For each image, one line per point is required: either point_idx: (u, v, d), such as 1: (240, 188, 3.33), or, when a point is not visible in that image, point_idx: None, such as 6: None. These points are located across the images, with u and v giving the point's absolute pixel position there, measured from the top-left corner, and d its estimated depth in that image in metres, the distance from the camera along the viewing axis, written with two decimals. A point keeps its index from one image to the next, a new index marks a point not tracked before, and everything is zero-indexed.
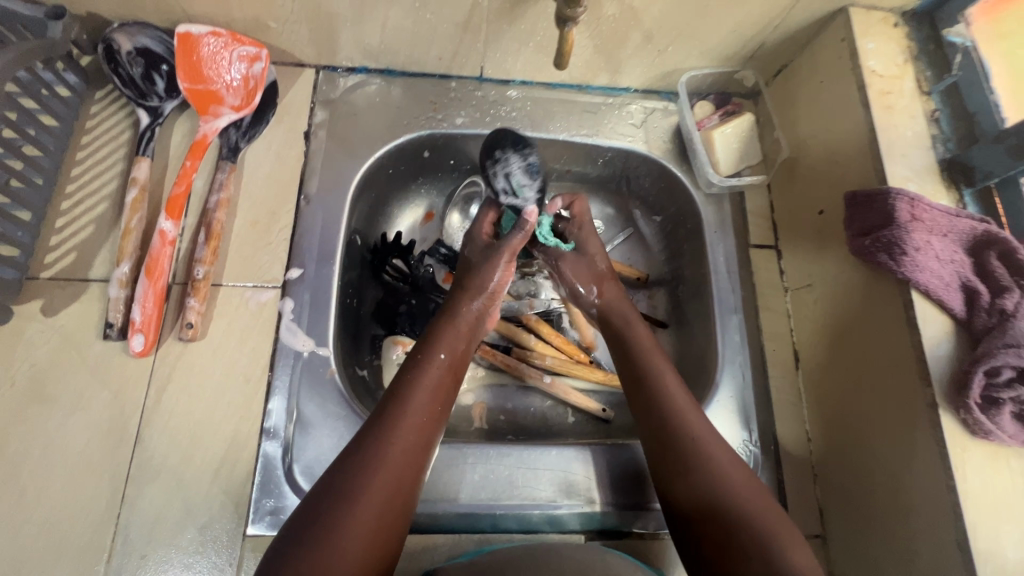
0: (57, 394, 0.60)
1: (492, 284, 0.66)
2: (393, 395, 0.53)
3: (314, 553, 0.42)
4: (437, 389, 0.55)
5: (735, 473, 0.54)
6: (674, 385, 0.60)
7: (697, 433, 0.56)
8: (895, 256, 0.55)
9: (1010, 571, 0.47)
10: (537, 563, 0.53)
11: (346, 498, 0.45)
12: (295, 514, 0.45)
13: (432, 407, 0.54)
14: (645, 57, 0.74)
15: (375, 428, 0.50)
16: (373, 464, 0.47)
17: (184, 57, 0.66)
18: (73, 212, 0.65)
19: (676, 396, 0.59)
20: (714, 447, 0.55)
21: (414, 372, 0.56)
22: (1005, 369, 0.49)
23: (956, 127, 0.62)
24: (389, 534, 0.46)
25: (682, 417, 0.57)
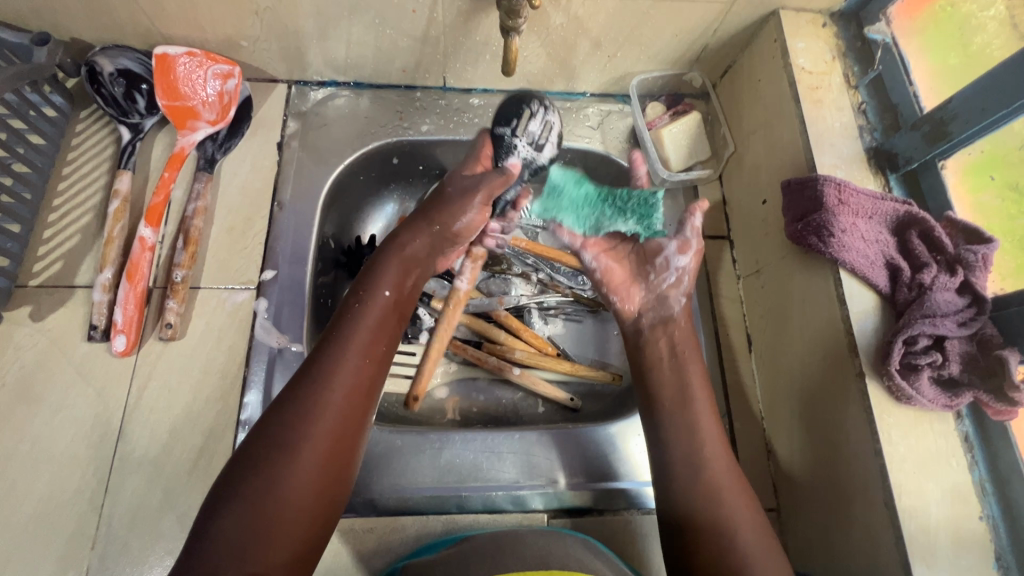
0: (45, 394, 0.63)
1: (458, 225, 0.66)
2: (332, 337, 0.55)
3: (253, 501, 0.45)
4: (378, 329, 0.57)
5: (759, 533, 0.52)
6: (708, 432, 0.58)
7: (727, 494, 0.54)
8: (824, 238, 0.59)
9: (933, 526, 0.50)
10: (499, 560, 0.55)
11: (283, 444, 0.47)
12: (235, 457, 0.48)
13: (374, 345, 0.56)
14: (597, 63, 0.79)
15: (314, 374, 0.52)
16: (310, 409, 0.49)
17: (161, 78, 0.72)
18: (60, 223, 0.69)
19: (710, 449, 0.56)
20: (739, 506, 0.53)
21: (353, 311, 0.57)
22: (922, 338, 0.54)
23: (881, 117, 0.66)
24: (330, 475, 0.49)
25: (713, 470, 0.55)
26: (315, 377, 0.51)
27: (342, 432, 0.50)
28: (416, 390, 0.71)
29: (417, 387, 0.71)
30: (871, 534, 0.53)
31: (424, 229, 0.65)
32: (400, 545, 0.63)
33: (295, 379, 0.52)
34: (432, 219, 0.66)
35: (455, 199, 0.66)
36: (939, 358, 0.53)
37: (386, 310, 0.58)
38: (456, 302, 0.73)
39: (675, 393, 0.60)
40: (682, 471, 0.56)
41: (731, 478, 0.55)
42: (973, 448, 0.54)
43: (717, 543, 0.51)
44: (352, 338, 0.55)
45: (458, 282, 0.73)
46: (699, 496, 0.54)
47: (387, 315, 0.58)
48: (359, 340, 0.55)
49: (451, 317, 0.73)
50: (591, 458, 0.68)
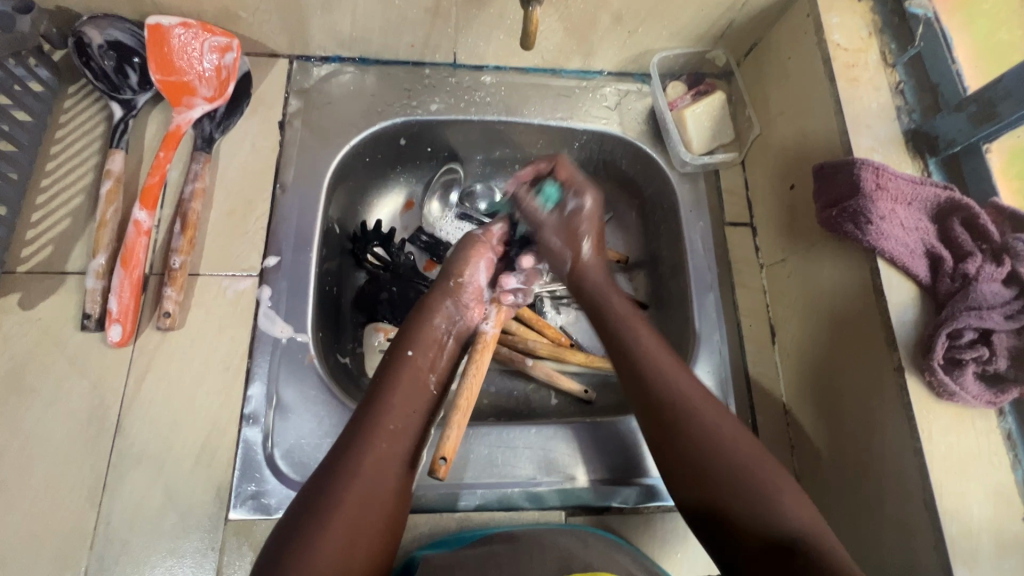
0: (36, 385, 0.60)
1: (467, 275, 0.66)
2: (366, 406, 0.54)
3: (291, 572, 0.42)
4: (410, 394, 0.55)
5: (733, 437, 0.52)
6: (653, 346, 0.59)
7: (695, 406, 0.54)
8: (861, 225, 0.56)
9: (976, 528, 0.48)
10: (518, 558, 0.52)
11: (320, 513, 0.45)
12: (275, 530, 0.46)
13: (407, 410, 0.54)
14: (616, 39, 0.75)
15: (347, 441, 0.50)
16: (347, 477, 0.48)
17: (154, 49, 0.67)
18: (49, 206, 0.65)
19: (664, 366, 0.57)
20: (707, 415, 0.54)
21: (386, 377, 0.56)
22: (968, 331, 0.51)
23: (921, 97, 0.62)
24: (371, 541, 0.46)
25: (671, 385, 0.56)
26: (351, 445, 0.50)
27: (379, 499, 0.48)
28: (442, 449, 0.55)
29: (442, 446, 0.55)
30: (908, 534, 0.51)
31: (442, 292, 0.64)
32: (412, 544, 0.60)
33: (332, 451, 0.50)
34: (445, 280, 0.65)
35: (463, 258, 0.67)
36: (986, 353, 0.51)
37: (417, 373, 0.57)
38: (486, 343, 0.63)
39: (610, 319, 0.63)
40: (648, 398, 0.56)
41: (694, 391, 0.55)
42: (1016, 447, 0.51)
43: (698, 467, 0.51)
44: (386, 406, 0.53)
45: (483, 326, 0.64)
46: (672, 408, 0.54)
47: (419, 380, 0.57)
48: (393, 407, 0.53)
49: (481, 360, 0.62)
50: (609, 451, 0.66)
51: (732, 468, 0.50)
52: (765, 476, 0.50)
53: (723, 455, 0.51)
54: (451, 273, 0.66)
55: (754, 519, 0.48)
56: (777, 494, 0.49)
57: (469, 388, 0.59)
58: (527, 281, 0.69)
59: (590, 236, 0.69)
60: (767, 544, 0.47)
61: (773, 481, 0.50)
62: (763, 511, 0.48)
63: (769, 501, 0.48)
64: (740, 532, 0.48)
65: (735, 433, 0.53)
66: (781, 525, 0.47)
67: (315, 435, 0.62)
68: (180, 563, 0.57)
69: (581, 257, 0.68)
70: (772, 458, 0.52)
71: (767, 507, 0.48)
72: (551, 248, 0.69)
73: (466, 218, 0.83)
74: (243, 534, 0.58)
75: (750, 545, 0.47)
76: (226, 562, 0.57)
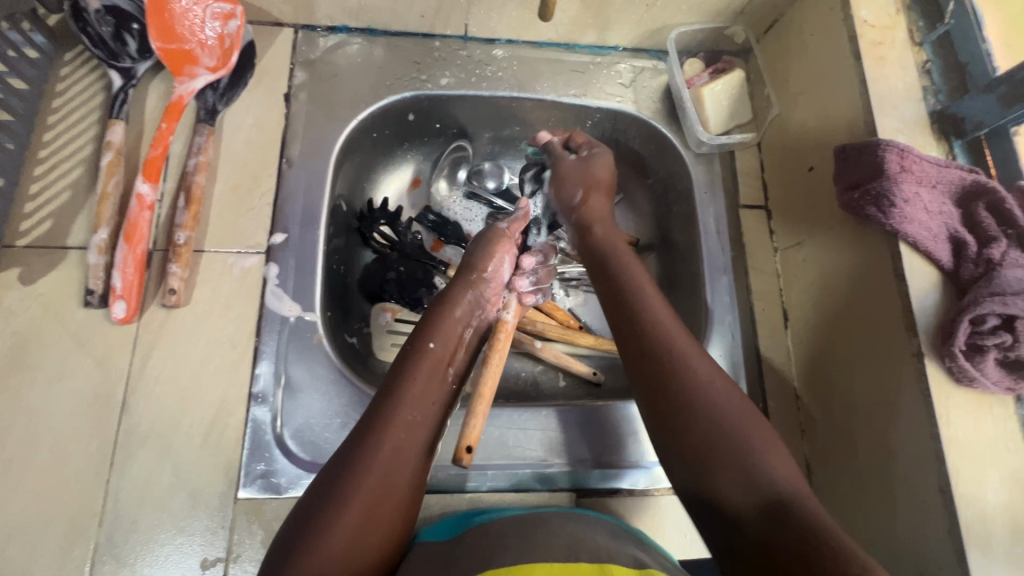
0: (39, 362, 0.59)
1: (489, 269, 0.64)
2: (384, 396, 0.52)
3: (304, 560, 0.41)
4: (430, 386, 0.54)
5: (724, 396, 0.48)
6: (654, 301, 0.56)
7: (680, 351, 0.51)
8: (884, 208, 0.55)
9: (991, 514, 0.48)
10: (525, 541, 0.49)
11: (336, 504, 0.44)
12: (289, 518, 0.45)
13: (426, 402, 0.53)
14: (634, 12, 0.73)
15: (366, 431, 0.49)
16: (364, 467, 0.46)
17: (155, 16, 0.64)
18: (47, 178, 0.63)
19: (659, 313, 0.55)
20: (699, 372, 0.50)
21: (404, 367, 0.54)
22: (991, 317, 0.49)
23: (948, 78, 0.61)
24: (384, 534, 0.46)
25: (662, 330, 0.53)
26: (370, 433, 0.48)
27: (396, 491, 0.47)
28: (468, 438, 0.55)
29: (466, 436, 0.55)
30: (921, 517, 0.51)
31: (465, 284, 0.63)
32: (423, 524, 0.61)
33: (347, 441, 0.49)
34: (465, 274, 0.64)
35: (486, 251, 0.65)
36: (1008, 339, 0.49)
37: (436, 366, 0.55)
38: (506, 333, 0.62)
39: (611, 260, 0.61)
40: (634, 338, 0.53)
41: (686, 342, 0.52)
42: None
43: (679, 414, 0.48)
44: (404, 396, 0.52)
45: (502, 315, 0.63)
46: (662, 366, 0.51)
47: (438, 371, 0.55)
48: (412, 398, 0.52)
49: (501, 351, 0.61)
50: (620, 434, 0.66)
51: (715, 424, 0.47)
52: (755, 437, 0.46)
53: (711, 418, 0.47)
54: (473, 266, 0.64)
55: (730, 471, 0.44)
56: (761, 454, 0.45)
57: (490, 376, 0.59)
58: (540, 280, 0.68)
59: (601, 181, 0.68)
60: (744, 502, 0.43)
61: (760, 443, 0.46)
62: (744, 468, 0.44)
63: (751, 458, 0.44)
64: (716, 484, 0.45)
65: (721, 387, 0.49)
66: (762, 484, 0.43)
67: (325, 415, 0.61)
68: (190, 541, 0.56)
69: (589, 195, 0.67)
70: (759, 414, 0.48)
71: (751, 463, 0.44)
72: (566, 185, 0.68)
73: (474, 198, 0.83)
74: (253, 513, 0.58)
75: (728, 501, 0.44)
76: (236, 541, 0.57)
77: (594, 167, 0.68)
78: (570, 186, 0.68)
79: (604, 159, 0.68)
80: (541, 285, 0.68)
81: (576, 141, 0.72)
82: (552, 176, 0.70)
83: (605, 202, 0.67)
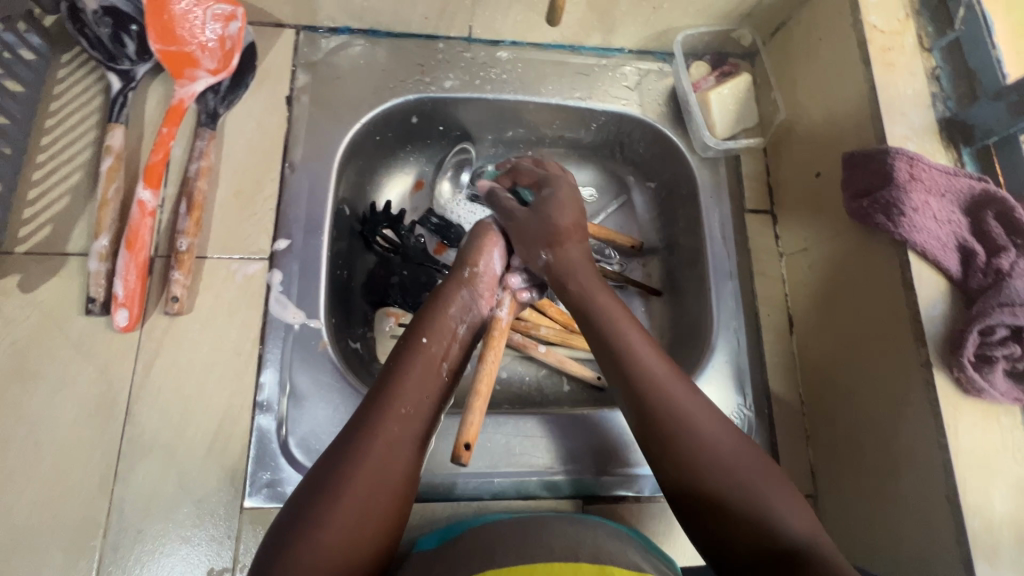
0: (41, 371, 0.58)
1: (481, 265, 0.64)
2: (378, 389, 0.52)
3: (298, 550, 0.41)
4: (425, 380, 0.53)
5: (735, 449, 0.48)
6: (646, 353, 0.55)
7: (689, 414, 0.50)
8: (893, 217, 0.55)
9: (997, 525, 0.48)
10: (524, 542, 0.49)
11: (330, 494, 0.44)
12: (285, 510, 0.45)
13: (421, 395, 0.52)
14: (640, 14, 0.72)
15: (360, 423, 0.49)
16: (357, 457, 0.46)
17: (154, 18, 0.63)
18: (46, 183, 0.62)
19: (653, 369, 0.53)
20: (702, 426, 0.49)
21: (399, 362, 0.54)
22: (1000, 328, 0.50)
23: (956, 84, 0.60)
24: (380, 523, 0.45)
25: (661, 394, 0.52)
26: (364, 424, 0.49)
27: (390, 481, 0.47)
28: (466, 435, 0.56)
29: (465, 432, 0.56)
30: (927, 525, 0.52)
31: (459, 282, 0.62)
32: (429, 529, 0.61)
33: (342, 433, 0.49)
34: (456, 271, 0.64)
35: (474, 248, 0.65)
36: (1017, 350, 0.50)
37: (430, 361, 0.55)
38: (500, 331, 0.63)
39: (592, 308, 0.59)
40: (638, 407, 0.52)
41: (687, 395, 0.51)
42: None
43: (695, 476, 0.48)
44: (398, 387, 0.52)
45: (499, 313, 0.64)
46: (666, 423, 0.50)
47: (432, 367, 0.55)
48: (405, 391, 0.52)
49: (497, 348, 0.62)
50: (625, 441, 0.65)
51: (731, 489, 0.46)
52: (769, 488, 0.46)
53: (719, 465, 0.48)
54: (466, 262, 0.64)
55: (743, 527, 0.45)
56: (777, 508, 0.45)
57: (486, 374, 0.60)
58: (533, 275, 0.66)
59: (569, 227, 0.65)
60: (763, 559, 0.44)
61: (775, 494, 0.46)
62: (762, 526, 0.45)
63: (765, 509, 0.45)
64: (733, 543, 0.45)
65: (736, 445, 0.49)
66: (779, 539, 0.44)
67: (330, 423, 0.61)
68: (196, 551, 0.56)
69: (557, 250, 0.64)
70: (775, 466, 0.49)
71: (762, 509, 0.45)
72: (527, 240, 0.65)
73: (477, 199, 0.82)
74: (259, 522, 0.57)
75: (745, 561, 0.45)
76: (242, 551, 0.56)
77: (551, 214, 0.65)
78: (531, 244, 0.64)
79: (565, 204, 0.66)
80: (534, 282, 0.67)
81: (523, 180, 0.71)
82: (511, 237, 0.66)
83: (582, 247, 0.66)
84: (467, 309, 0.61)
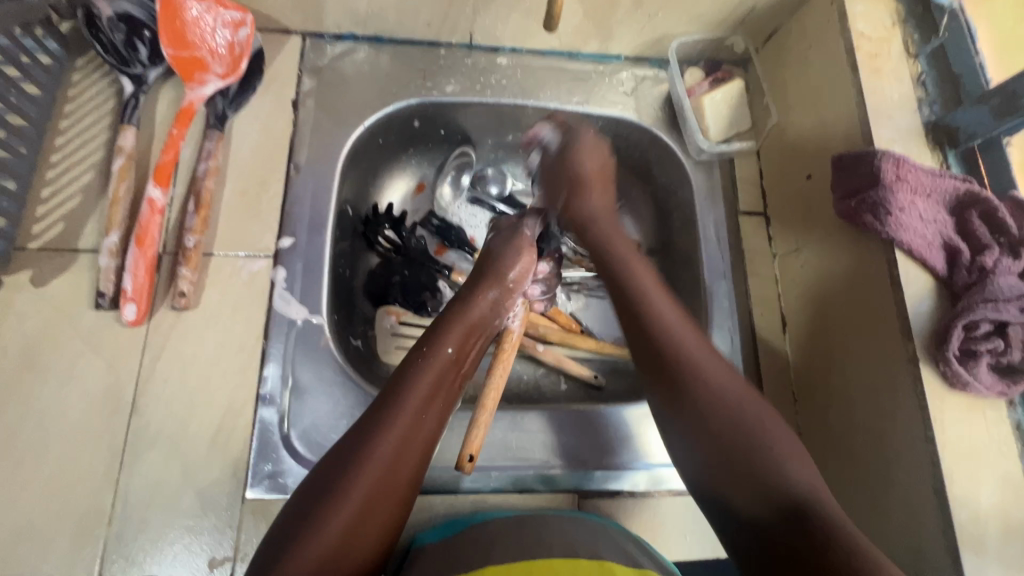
0: (50, 363, 0.60)
1: (514, 274, 0.66)
2: (392, 389, 0.52)
3: (301, 546, 0.42)
4: (442, 386, 0.54)
5: (739, 399, 0.50)
6: (659, 299, 0.58)
7: (692, 354, 0.53)
8: (880, 216, 0.56)
9: (984, 516, 0.49)
10: (524, 539, 0.50)
11: (337, 495, 0.44)
12: (290, 505, 0.46)
13: (435, 398, 0.53)
14: (636, 23, 0.75)
15: (371, 422, 0.49)
16: (366, 458, 0.46)
17: (167, 23, 0.65)
18: (59, 181, 0.64)
19: (664, 313, 0.57)
20: (712, 377, 0.51)
21: (415, 365, 0.54)
22: (983, 323, 0.52)
23: (942, 89, 0.62)
24: (382, 522, 0.46)
25: (670, 331, 0.55)
26: (377, 424, 0.49)
27: (396, 486, 0.47)
28: (469, 447, 0.59)
29: (470, 445, 0.59)
30: (916, 518, 0.53)
31: (483, 287, 0.64)
32: (427, 524, 0.62)
33: (352, 430, 0.49)
34: (489, 278, 0.65)
35: (506, 254, 0.67)
36: (1001, 344, 0.51)
37: (449, 369, 0.56)
38: (511, 343, 0.66)
39: (608, 258, 0.64)
40: (647, 341, 0.55)
41: (696, 343, 0.54)
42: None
43: (698, 428, 0.50)
44: (414, 393, 0.52)
45: (509, 322, 0.67)
46: (677, 371, 0.52)
47: (450, 375, 0.56)
48: (422, 391, 0.52)
49: (506, 361, 0.65)
50: (620, 437, 0.67)
51: (731, 432, 0.48)
52: (778, 444, 0.47)
53: (719, 405, 0.50)
54: (496, 270, 0.66)
55: (744, 479, 0.46)
56: (781, 457, 0.47)
57: (496, 388, 0.63)
58: (551, 288, 0.73)
59: (595, 170, 0.70)
60: (766, 512, 0.45)
61: (781, 449, 0.47)
62: (763, 475, 0.46)
63: (769, 466, 0.46)
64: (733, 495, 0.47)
65: (742, 393, 0.51)
66: (784, 488, 0.45)
67: (331, 416, 0.62)
68: (198, 540, 0.57)
69: (579, 190, 0.69)
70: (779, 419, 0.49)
71: (767, 466, 0.46)
72: (553, 186, 0.71)
73: (477, 203, 0.84)
74: (260, 513, 0.58)
75: (745, 508, 0.46)
76: (243, 540, 0.58)
77: (578, 156, 0.70)
78: (557, 187, 0.70)
79: (590, 150, 0.70)
80: (551, 294, 0.74)
81: (557, 121, 0.74)
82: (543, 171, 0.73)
83: (607, 194, 0.70)
84: (489, 314, 0.63)
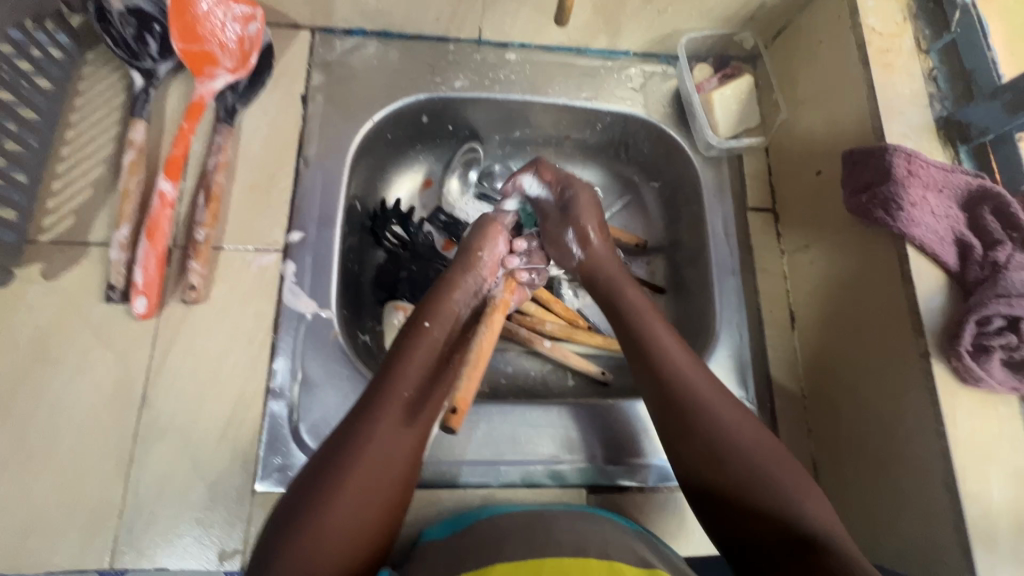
0: (61, 356, 0.60)
1: (486, 251, 0.66)
2: (382, 374, 0.53)
3: (302, 537, 0.42)
4: (427, 364, 0.54)
5: (753, 440, 0.50)
6: (666, 336, 0.58)
7: (706, 400, 0.53)
8: (892, 211, 0.56)
9: (996, 512, 0.49)
10: (532, 536, 0.49)
11: (334, 482, 0.45)
12: (289, 492, 0.46)
13: (422, 377, 0.53)
14: (645, 18, 0.75)
15: (365, 409, 0.50)
16: (361, 444, 0.47)
17: (177, 18, 0.65)
18: (70, 174, 0.64)
19: (677, 358, 0.56)
20: (720, 411, 0.52)
21: (402, 348, 0.55)
22: (996, 318, 0.51)
23: (953, 85, 0.62)
24: (381, 511, 0.46)
25: (683, 374, 0.55)
26: (370, 411, 0.49)
27: (392, 472, 0.47)
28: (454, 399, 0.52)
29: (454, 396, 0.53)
30: (926, 513, 0.53)
31: (463, 267, 0.64)
32: (434, 518, 0.62)
33: (348, 418, 0.50)
34: (465, 258, 0.65)
35: (482, 234, 0.67)
36: (1014, 340, 0.51)
37: (432, 346, 0.56)
38: (499, 308, 0.63)
39: (617, 296, 0.63)
40: (660, 387, 0.55)
41: (708, 386, 0.54)
42: None
43: (717, 476, 0.50)
44: (401, 375, 0.52)
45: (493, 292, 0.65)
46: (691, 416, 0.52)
47: (434, 351, 0.56)
48: (409, 377, 0.52)
49: (495, 323, 0.61)
50: (629, 432, 0.67)
51: (749, 472, 0.49)
52: (792, 486, 0.48)
53: (735, 446, 0.50)
54: (470, 247, 0.66)
55: (764, 516, 0.47)
56: (797, 498, 0.47)
57: (485, 344, 0.59)
58: (534, 260, 0.70)
59: (595, 226, 0.67)
60: (783, 548, 0.45)
61: (797, 494, 0.47)
62: (782, 515, 0.46)
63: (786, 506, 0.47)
64: (754, 532, 0.47)
65: (749, 426, 0.51)
66: (800, 526, 0.46)
67: (340, 410, 0.62)
68: (208, 534, 0.57)
69: (586, 247, 0.67)
70: (792, 457, 0.50)
71: (782, 501, 0.47)
72: (559, 246, 0.68)
73: (485, 199, 0.84)
74: (270, 506, 0.59)
75: (765, 542, 0.46)
76: (253, 533, 0.58)
77: (579, 213, 0.66)
78: (562, 249, 0.68)
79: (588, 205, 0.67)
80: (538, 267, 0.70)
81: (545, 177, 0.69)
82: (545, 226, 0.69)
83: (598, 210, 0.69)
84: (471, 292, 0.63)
